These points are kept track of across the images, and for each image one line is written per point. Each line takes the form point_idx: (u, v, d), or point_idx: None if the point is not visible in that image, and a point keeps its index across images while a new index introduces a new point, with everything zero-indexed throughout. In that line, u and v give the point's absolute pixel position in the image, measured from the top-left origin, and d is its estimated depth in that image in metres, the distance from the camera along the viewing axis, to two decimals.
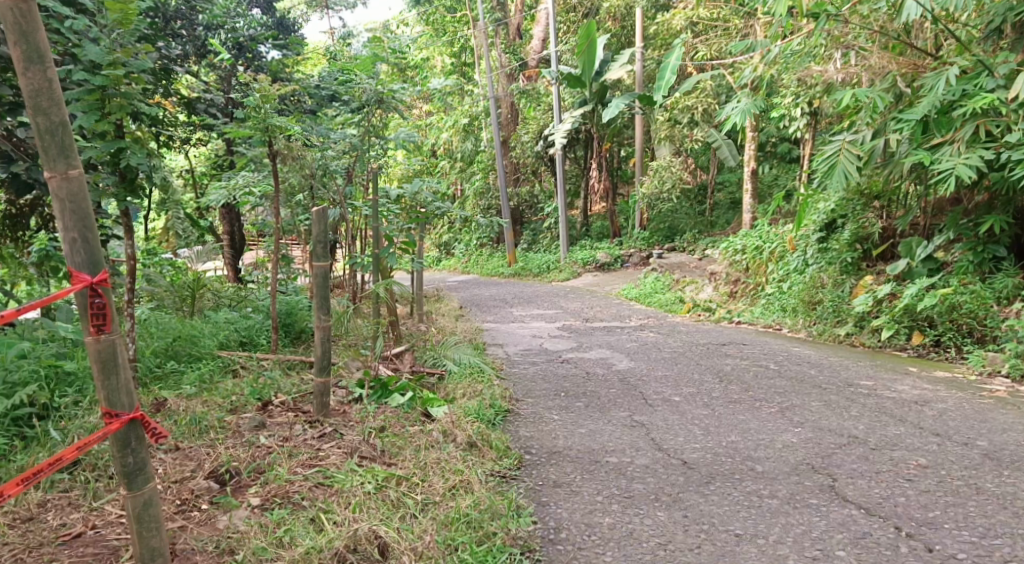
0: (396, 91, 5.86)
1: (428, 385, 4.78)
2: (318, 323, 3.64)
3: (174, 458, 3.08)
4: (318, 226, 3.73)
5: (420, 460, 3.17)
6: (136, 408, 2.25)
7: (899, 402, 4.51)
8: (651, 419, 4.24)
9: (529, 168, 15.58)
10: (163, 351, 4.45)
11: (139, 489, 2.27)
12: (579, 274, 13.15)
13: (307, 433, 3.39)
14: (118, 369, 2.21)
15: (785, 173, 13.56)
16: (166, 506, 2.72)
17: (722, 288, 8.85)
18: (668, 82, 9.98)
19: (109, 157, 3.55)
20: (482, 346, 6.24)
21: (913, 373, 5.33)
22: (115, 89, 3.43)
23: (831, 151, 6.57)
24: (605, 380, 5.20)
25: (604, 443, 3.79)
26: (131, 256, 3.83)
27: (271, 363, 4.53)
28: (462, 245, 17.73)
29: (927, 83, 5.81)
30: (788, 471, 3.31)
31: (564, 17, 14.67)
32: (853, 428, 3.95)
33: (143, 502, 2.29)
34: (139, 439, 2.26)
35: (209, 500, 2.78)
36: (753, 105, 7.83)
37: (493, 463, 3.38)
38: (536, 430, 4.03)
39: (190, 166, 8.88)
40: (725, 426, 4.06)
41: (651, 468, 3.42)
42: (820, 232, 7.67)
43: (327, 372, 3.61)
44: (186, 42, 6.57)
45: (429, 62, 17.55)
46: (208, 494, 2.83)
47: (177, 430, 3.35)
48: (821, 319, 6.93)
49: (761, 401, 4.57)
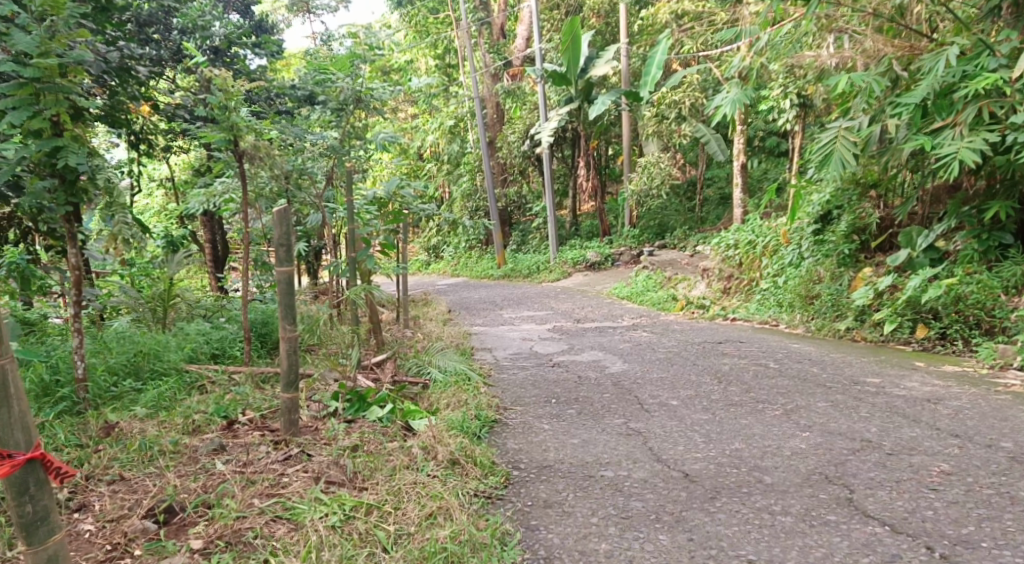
0: (375, 89, 5.68)
1: (410, 396, 4.50)
2: (283, 334, 3.33)
3: (117, 491, 2.74)
4: (278, 228, 3.33)
5: (394, 485, 2.86)
6: (34, 448, 1.99)
7: (910, 400, 4.26)
8: (648, 425, 3.96)
9: (516, 168, 15.32)
10: (122, 367, 4.09)
11: (41, 543, 2.03)
12: (570, 272, 12.87)
13: (270, 455, 3.07)
14: (9, 403, 1.95)
15: (775, 168, 13.38)
16: (92, 554, 2.39)
17: (715, 285, 8.59)
18: (653, 78, 9.63)
19: (44, 158, 3.17)
20: (468, 351, 5.95)
21: (920, 369, 5.08)
22: (50, 82, 3.06)
23: (827, 139, 6.32)
24: (597, 384, 4.91)
25: (598, 455, 3.49)
26: (78, 265, 3.50)
27: (242, 377, 4.25)
28: (451, 248, 17.34)
29: (926, 66, 5.61)
30: (799, 482, 3.03)
31: (546, 15, 14.36)
32: (865, 431, 3.69)
33: (47, 557, 2.05)
34: (39, 483, 2.02)
35: (144, 545, 2.44)
36: (743, 97, 7.52)
37: (477, 481, 3.10)
38: (525, 442, 3.74)
39: (166, 177, 8.55)
40: (727, 432, 3.77)
41: (650, 483, 3.13)
42: (815, 226, 7.39)
43: (294, 387, 3.31)
44: (160, 48, 6.16)
45: (413, 64, 17.19)
46: (145, 536, 2.49)
47: (124, 457, 2.99)
48: (820, 313, 6.68)
49: (763, 403, 4.30)
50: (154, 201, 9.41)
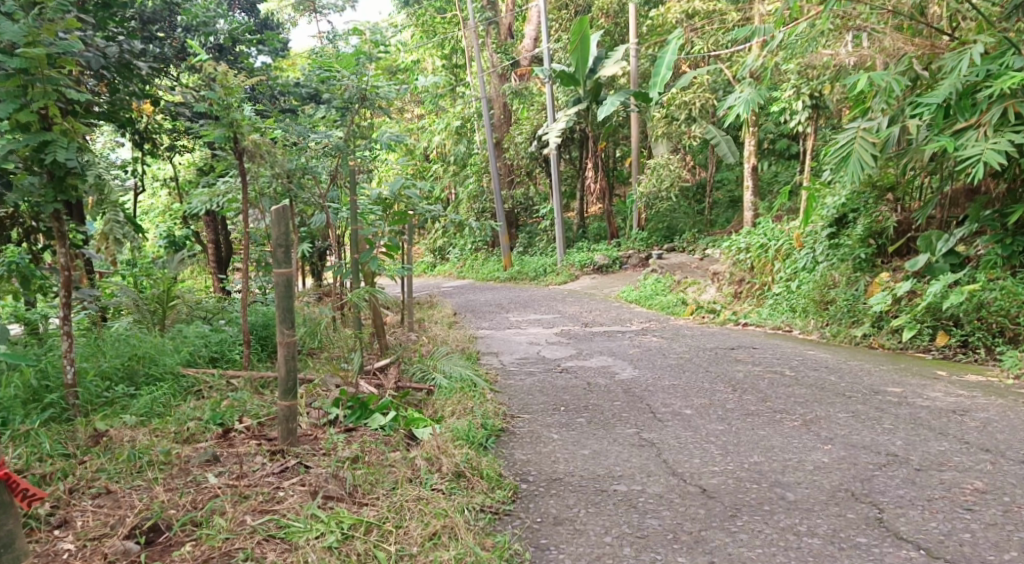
0: (381, 87, 5.37)
1: (414, 402, 4.34)
2: (280, 339, 3.18)
3: (102, 505, 2.60)
4: (277, 227, 3.18)
5: (395, 501, 2.71)
6: None
7: (935, 411, 4.08)
8: (661, 436, 3.79)
9: (524, 170, 15.15)
10: (115, 372, 3.95)
11: None
12: (577, 276, 12.70)
13: (266, 467, 2.92)
14: None
15: (786, 170, 13.21)
16: None
17: (726, 289, 8.42)
18: (663, 79, 9.42)
19: (31, 153, 3.03)
20: (474, 356, 5.80)
21: (942, 378, 4.90)
22: (37, 74, 2.92)
23: (845, 140, 6.13)
24: (608, 391, 4.74)
25: (610, 467, 3.33)
26: (67, 265, 3.36)
27: (241, 382, 4.11)
28: (457, 250, 17.16)
29: (948, 65, 5.44)
30: (825, 500, 2.88)
31: (555, 15, 14.19)
32: (890, 444, 3.52)
33: None
34: None
35: None
36: (757, 96, 7.33)
37: (483, 496, 2.94)
38: (533, 452, 3.58)
39: (168, 176, 8.40)
40: (745, 444, 3.61)
41: (666, 499, 2.97)
42: (830, 229, 7.23)
43: (292, 395, 3.16)
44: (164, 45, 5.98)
45: (420, 64, 17.02)
46: (127, 558, 2.34)
47: (111, 467, 2.85)
48: (834, 319, 6.51)
49: (781, 413, 4.13)
50: (158, 201, 9.25)
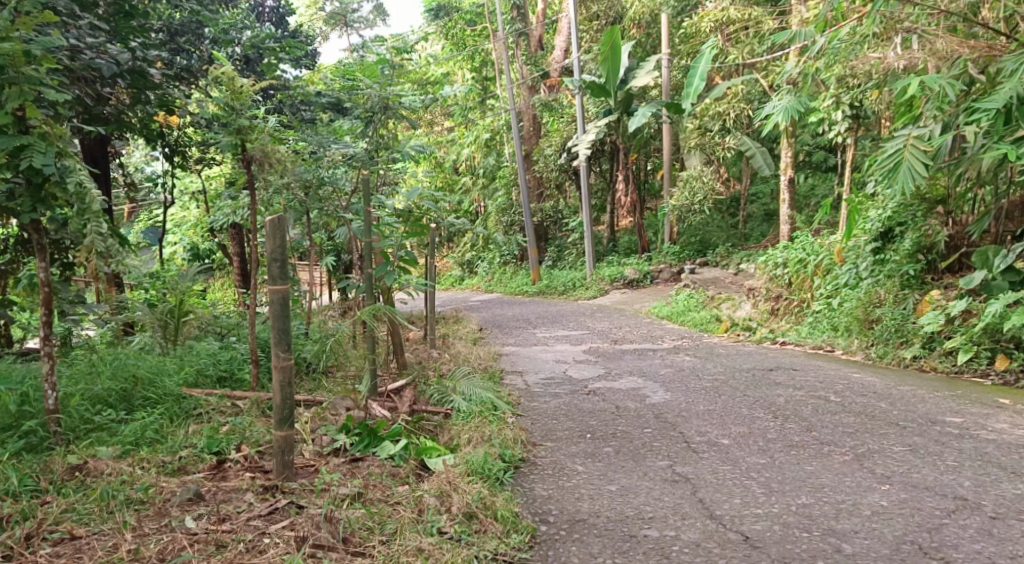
0: (404, 96, 5.08)
1: (428, 428, 4.01)
2: (275, 362, 2.89)
3: (70, 555, 2.35)
4: (272, 240, 2.89)
5: (393, 553, 2.42)
6: None
7: (1004, 446, 3.67)
8: (696, 470, 3.43)
9: (553, 182, 14.83)
10: (111, 395, 3.70)
11: None
12: (607, 290, 12.34)
13: (253, 508, 2.66)
14: None
15: (823, 183, 12.76)
16: None
17: (761, 306, 8.01)
18: (697, 90, 9.07)
19: (7, 158, 2.84)
20: (497, 375, 5.48)
21: (1007, 406, 4.46)
22: (15, 73, 2.72)
23: (895, 149, 5.69)
24: (638, 417, 4.39)
25: (640, 508, 2.98)
26: (47, 280, 3.14)
27: (246, 405, 3.82)
28: (485, 264, 16.85)
29: (1008, 68, 5.00)
30: (886, 555, 2.56)
31: (586, 26, 13.90)
32: (957, 485, 3.13)
33: None
34: None
35: None
36: (797, 104, 6.89)
37: (497, 541, 2.65)
38: (555, 488, 3.25)
39: (194, 190, 8.28)
40: (790, 481, 3.24)
41: (702, 548, 2.65)
42: (874, 243, 6.72)
43: (288, 425, 2.87)
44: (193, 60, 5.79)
45: (450, 77, 16.86)
46: None
47: (84, 508, 2.59)
48: (881, 339, 6.08)
49: (829, 445, 3.74)
50: (188, 213, 9.15)
